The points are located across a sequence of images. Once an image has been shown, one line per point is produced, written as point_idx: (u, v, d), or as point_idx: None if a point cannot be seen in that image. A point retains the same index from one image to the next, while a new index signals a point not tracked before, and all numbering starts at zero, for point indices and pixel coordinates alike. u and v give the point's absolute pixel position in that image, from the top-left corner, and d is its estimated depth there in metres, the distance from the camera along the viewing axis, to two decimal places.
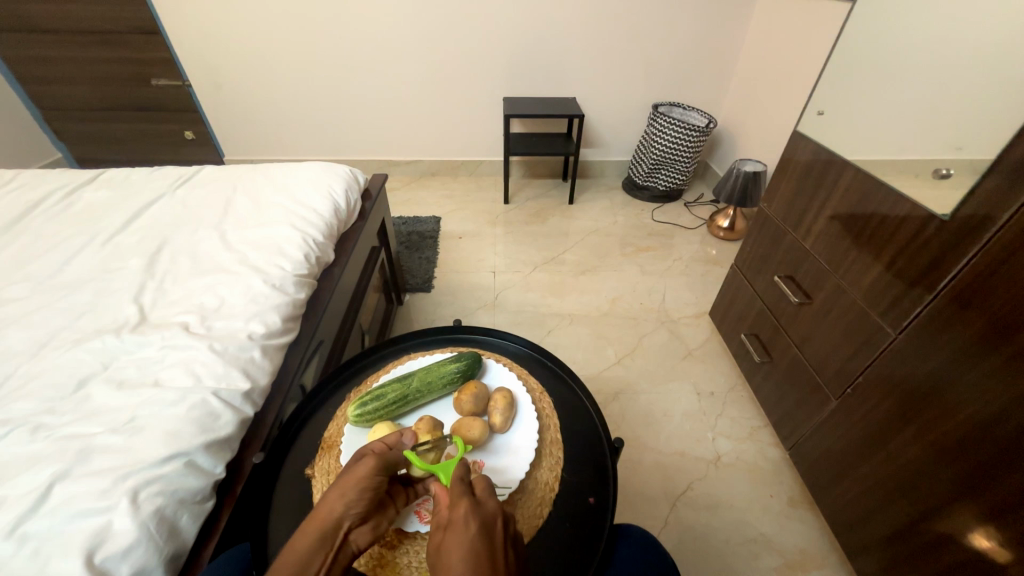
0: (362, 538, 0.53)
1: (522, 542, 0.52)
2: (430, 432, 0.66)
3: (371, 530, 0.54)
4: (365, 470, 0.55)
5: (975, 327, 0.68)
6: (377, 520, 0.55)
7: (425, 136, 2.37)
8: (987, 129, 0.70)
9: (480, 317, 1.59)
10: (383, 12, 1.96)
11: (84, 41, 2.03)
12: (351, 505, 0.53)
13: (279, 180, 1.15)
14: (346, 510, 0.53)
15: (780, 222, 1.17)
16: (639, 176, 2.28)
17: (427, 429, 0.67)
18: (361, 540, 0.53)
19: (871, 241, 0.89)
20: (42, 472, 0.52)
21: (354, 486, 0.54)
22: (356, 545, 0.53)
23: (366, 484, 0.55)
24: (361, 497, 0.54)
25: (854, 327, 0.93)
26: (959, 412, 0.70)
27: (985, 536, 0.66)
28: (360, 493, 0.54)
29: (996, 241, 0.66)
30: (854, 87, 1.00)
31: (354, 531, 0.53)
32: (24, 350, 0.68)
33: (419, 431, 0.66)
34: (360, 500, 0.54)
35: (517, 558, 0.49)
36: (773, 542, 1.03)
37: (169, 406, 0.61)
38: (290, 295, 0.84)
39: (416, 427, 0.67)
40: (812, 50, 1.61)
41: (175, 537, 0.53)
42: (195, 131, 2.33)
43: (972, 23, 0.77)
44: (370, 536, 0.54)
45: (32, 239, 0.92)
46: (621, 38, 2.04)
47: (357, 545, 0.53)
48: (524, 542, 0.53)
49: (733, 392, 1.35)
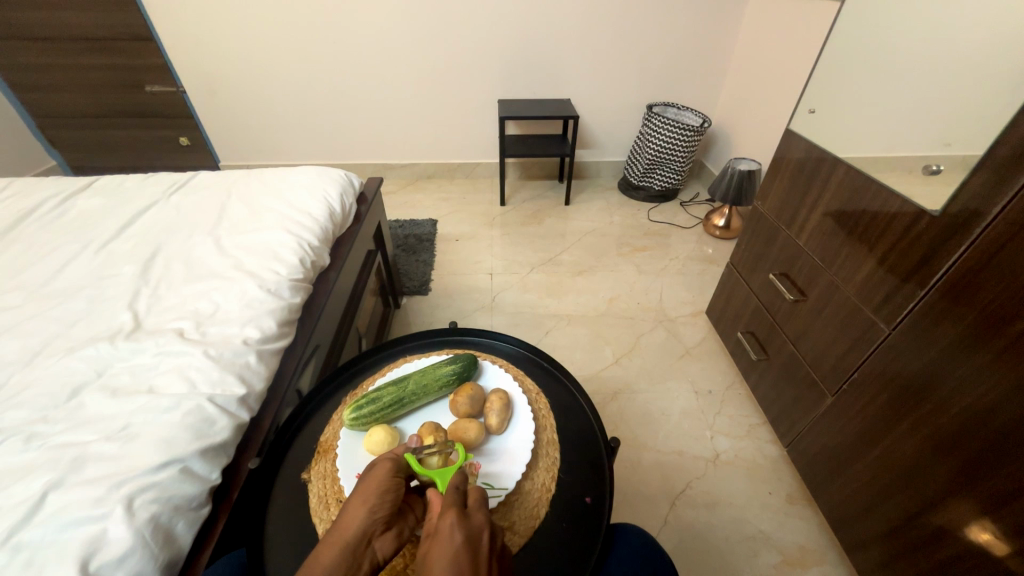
0: (386, 546, 0.52)
1: (508, 557, 0.52)
2: (431, 434, 0.67)
3: (395, 537, 0.53)
4: (381, 475, 0.56)
5: (967, 320, 0.68)
6: (399, 527, 0.54)
7: (421, 139, 2.38)
8: (975, 125, 0.70)
9: (478, 319, 1.59)
10: (376, 15, 1.96)
11: (76, 48, 2.03)
12: (373, 512, 0.53)
13: (274, 185, 1.15)
14: (366, 516, 0.52)
15: (774, 220, 1.18)
16: (634, 175, 2.29)
17: (426, 432, 0.67)
18: (384, 548, 0.52)
19: (864, 237, 0.89)
20: (36, 480, 0.52)
21: (373, 491, 0.54)
22: (379, 555, 0.52)
23: (384, 488, 0.55)
24: (382, 503, 0.54)
25: (849, 322, 0.93)
26: (952, 405, 0.70)
27: (983, 529, 0.67)
28: (381, 498, 0.54)
29: (986, 235, 0.66)
30: (845, 85, 1.00)
31: (377, 540, 0.52)
32: (17, 358, 0.68)
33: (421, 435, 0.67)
34: (381, 505, 0.54)
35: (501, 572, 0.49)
36: (772, 539, 1.03)
37: (164, 413, 0.61)
38: (286, 300, 0.84)
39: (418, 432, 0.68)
40: (804, 48, 1.62)
41: (170, 544, 0.53)
42: (191, 137, 2.33)
43: (959, 19, 0.77)
44: (393, 544, 0.53)
45: (25, 248, 0.92)
46: (615, 38, 2.05)
47: (379, 554, 0.52)
48: (510, 556, 0.52)
49: (730, 390, 1.35)
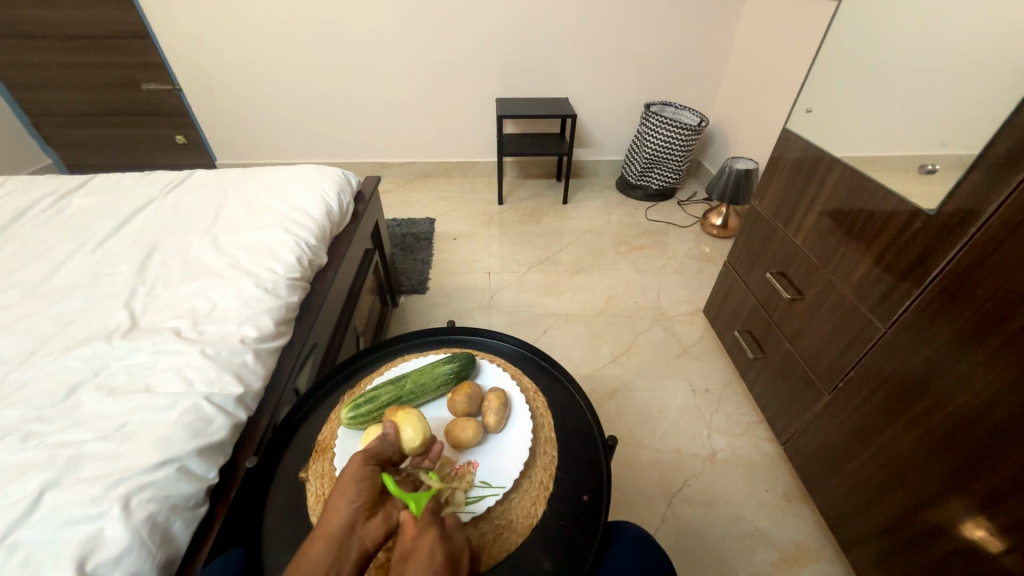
0: (373, 533, 0.53)
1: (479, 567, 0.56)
2: (402, 413, 0.66)
3: (382, 522, 0.54)
4: (356, 467, 0.57)
5: (962, 318, 0.69)
6: (387, 511, 0.55)
7: (419, 137, 2.37)
8: (971, 124, 0.71)
9: (475, 318, 1.59)
10: (374, 14, 1.96)
11: (70, 45, 2.02)
12: (353, 501, 0.53)
13: (270, 184, 1.14)
14: (348, 507, 0.53)
15: (771, 219, 1.18)
16: (632, 174, 2.29)
17: (397, 412, 0.67)
18: (372, 535, 0.53)
19: (860, 236, 0.90)
20: (32, 480, 0.52)
21: (352, 484, 0.55)
22: (368, 541, 0.53)
23: (361, 478, 0.56)
24: (361, 492, 0.54)
25: (845, 321, 0.93)
26: (948, 403, 0.71)
27: (977, 526, 0.67)
28: (359, 487, 0.55)
29: (981, 235, 0.67)
30: (842, 85, 1.01)
31: (363, 527, 0.53)
32: (13, 357, 0.67)
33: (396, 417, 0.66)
34: (361, 494, 0.54)
35: None
36: (769, 537, 1.03)
37: (161, 412, 0.61)
38: (284, 299, 0.84)
39: (393, 416, 0.66)
40: (801, 47, 1.63)
41: (168, 542, 0.53)
42: (187, 135, 2.32)
43: (955, 19, 0.78)
44: (382, 531, 0.54)
45: (20, 246, 0.91)
46: (613, 37, 2.05)
47: (368, 541, 0.53)
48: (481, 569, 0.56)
49: (727, 388, 1.36)
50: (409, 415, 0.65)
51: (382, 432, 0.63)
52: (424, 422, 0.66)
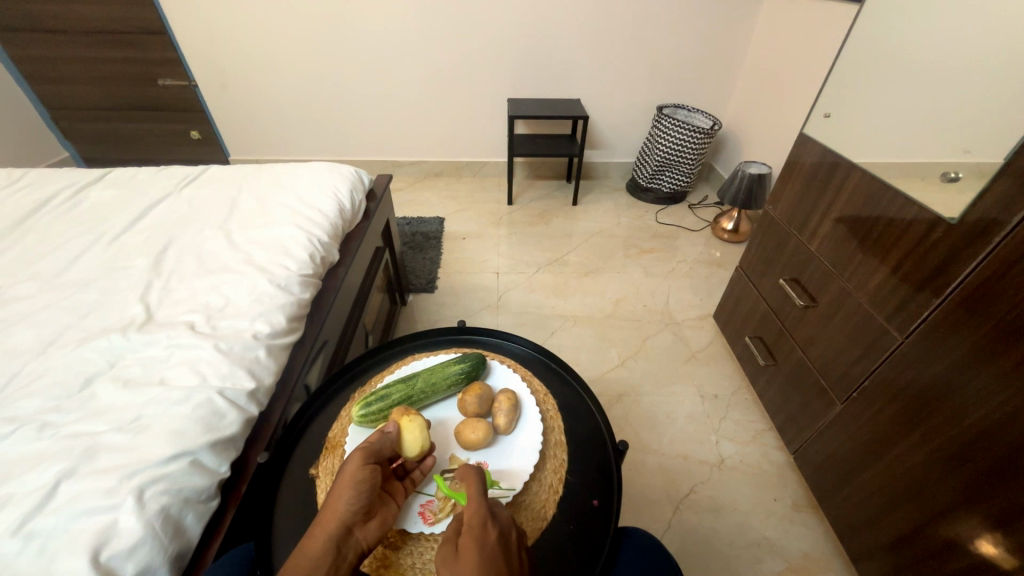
0: (370, 534, 0.56)
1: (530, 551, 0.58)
2: (406, 416, 0.65)
3: (377, 526, 0.57)
4: (355, 467, 0.58)
5: (982, 330, 0.67)
6: (382, 515, 0.58)
7: (430, 136, 2.37)
8: (995, 132, 0.69)
9: (483, 318, 1.59)
10: (389, 13, 1.97)
11: (90, 41, 2.05)
12: (353, 504, 0.55)
13: (284, 180, 1.15)
14: (347, 507, 0.55)
15: (785, 224, 1.17)
16: (643, 177, 2.28)
17: (401, 414, 0.66)
18: (367, 536, 0.56)
19: (877, 244, 0.88)
20: (47, 470, 0.53)
21: (351, 484, 0.56)
22: (364, 541, 0.55)
23: (360, 479, 0.57)
24: (360, 492, 0.56)
25: (861, 331, 0.92)
26: (965, 417, 0.69)
27: (992, 543, 0.66)
28: (358, 490, 0.56)
29: (1003, 245, 0.65)
30: (861, 90, 0.99)
31: (359, 529, 0.56)
32: (30, 348, 0.68)
33: (398, 419, 0.65)
34: (361, 495, 0.56)
35: (528, 559, 0.56)
36: (776, 546, 1.02)
37: (175, 405, 0.61)
38: (296, 296, 0.84)
39: (394, 418, 0.66)
40: (819, 49, 1.61)
41: (180, 535, 0.54)
42: (201, 131, 2.34)
43: (982, 23, 0.76)
44: (375, 533, 0.57)
45: (38, 238, 0.93)
46: (627, 37, 2.04)
47: (363, 542, 0.55)
48: (530, 549, 0.59)
49: (737, 395, 1.35)
50: (412, 422, 0.64)
51: (384, 429, 0.64)
52: (425, 432, 0.65)
